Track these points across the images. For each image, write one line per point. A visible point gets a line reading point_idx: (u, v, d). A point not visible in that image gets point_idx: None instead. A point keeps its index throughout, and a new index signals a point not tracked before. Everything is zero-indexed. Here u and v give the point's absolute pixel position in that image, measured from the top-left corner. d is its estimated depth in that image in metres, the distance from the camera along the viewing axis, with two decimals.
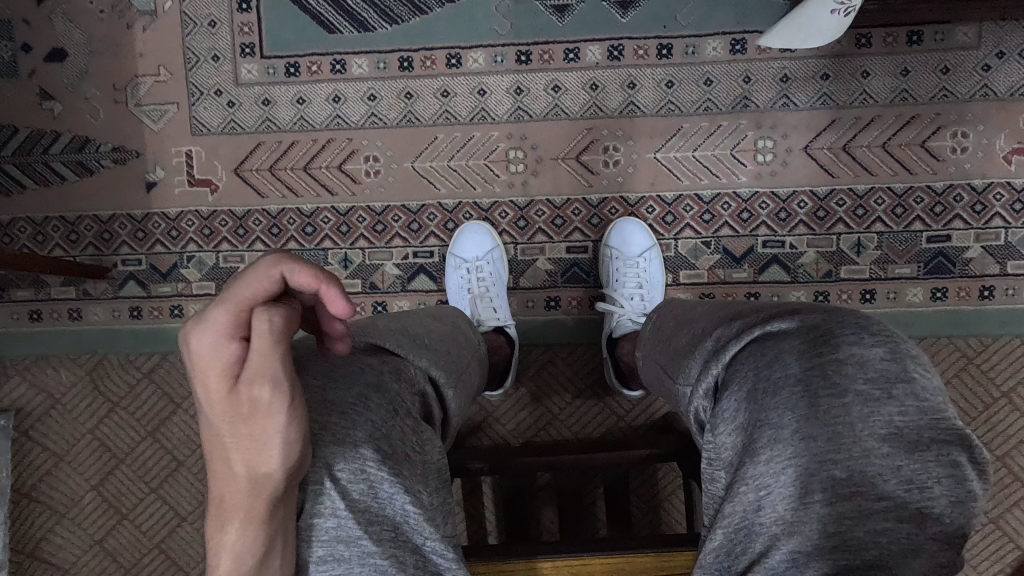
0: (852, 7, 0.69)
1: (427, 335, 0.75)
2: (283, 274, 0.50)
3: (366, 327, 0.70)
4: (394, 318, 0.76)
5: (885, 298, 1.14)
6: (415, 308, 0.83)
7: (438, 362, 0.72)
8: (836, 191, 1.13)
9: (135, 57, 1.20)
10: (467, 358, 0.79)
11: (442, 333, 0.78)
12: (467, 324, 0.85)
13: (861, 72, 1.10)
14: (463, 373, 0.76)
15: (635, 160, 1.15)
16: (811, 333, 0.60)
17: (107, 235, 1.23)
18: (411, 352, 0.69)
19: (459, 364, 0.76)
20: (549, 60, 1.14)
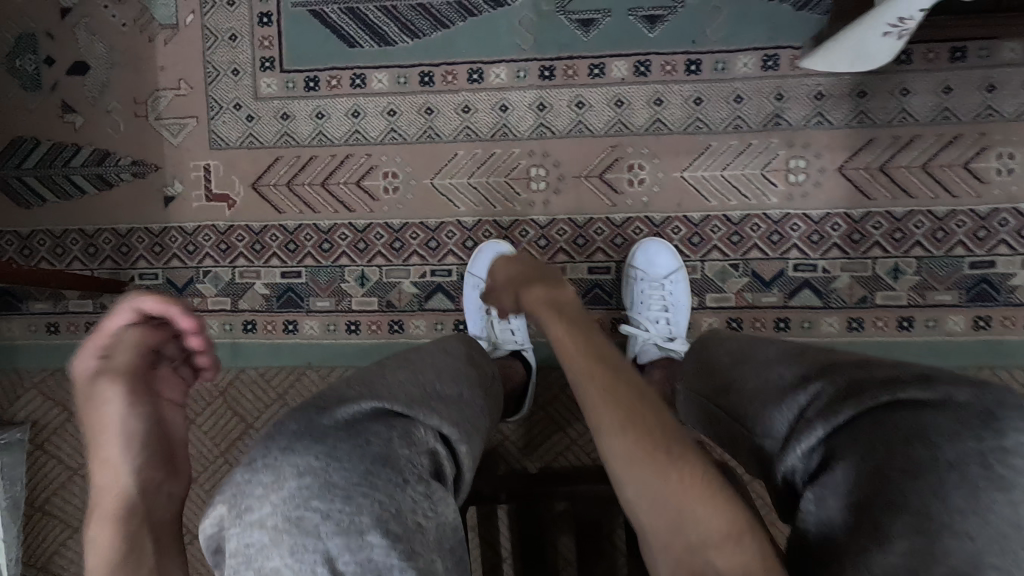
0: (905, 31, 0.76)
1: (437, 383, 0.68)
2: (135, 305, 0.69)
3: (376, 382, 0.65)
4: (407, 363, 0.70)
5: (924, 326, 1.09)
6: (426, 346, 0.76)
7: (452, 416, 0.65)
8: (872, 213, 1.08)
9: (156, 70, 1.19)
10: (482, 403, 0.71)
11: (455, 378, 0.70)
12: (479, 359, 0.79)
13: (900, 89, 1.06)
14: (477, 423, 0.68)
15: (661, 179, 1.11)
16: (975, 405, 0.52)
17: (124, 248, 1.22)
18: (420, 410, 0.63)
19: (473, 413, 0.68)
20: (574, 75, 1.11)
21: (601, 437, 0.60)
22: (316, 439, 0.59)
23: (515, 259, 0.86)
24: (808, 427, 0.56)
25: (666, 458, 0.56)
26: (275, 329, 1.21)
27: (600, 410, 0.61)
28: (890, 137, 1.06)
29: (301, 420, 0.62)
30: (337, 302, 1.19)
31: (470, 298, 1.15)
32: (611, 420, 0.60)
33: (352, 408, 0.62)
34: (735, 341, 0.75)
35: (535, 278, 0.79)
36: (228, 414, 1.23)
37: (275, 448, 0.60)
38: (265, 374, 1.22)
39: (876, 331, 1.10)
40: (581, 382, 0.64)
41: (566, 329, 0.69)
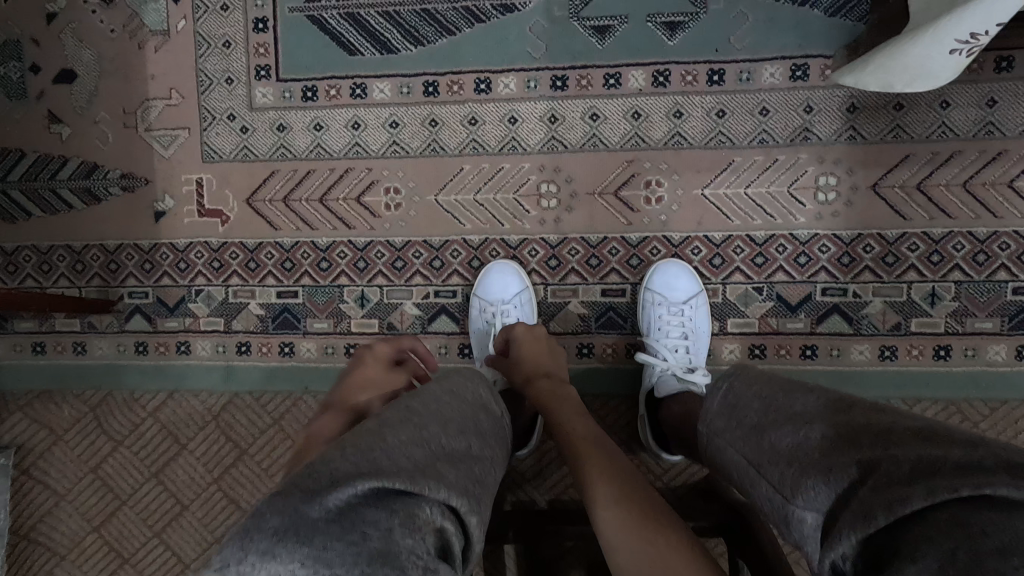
0: (974, 47, 0.69)
1: (443, 438, 0.60)
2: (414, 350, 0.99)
3: (372, 449, 0.54)
4: (406, 416, 0.60)
5: (963, 355, 1.01)
6: (427, 388, 0.67)
7: (458, 482, 0.56)
8: (908, 234, 1.00)
9: (146, 79, 1.13)
10: (488, 457, 0.64)
11: (462, 430, 0.63)
12: (477, 407, 0.69)
13: (940, 101, 0.98)
14: (486, 481, 0.61)
15: (680, 196, 1.04)
16: None
17: (113, 265, 1.16)
18: (424, 483, 0.52)
19: (481, 471, 0.61)
20: (588, 86, 1.04)
21: (598, 510, 0.69)
22: (302, 537, 0.46)
23: (537, 338, 0.98)
24: (868, 513, 0.43)
25: (654, 527, 0.66)
26: (270, 351, 1.15)
27: (600, 487, 0.71)
28: (929, 153, 0.99)
29: (280, 509, 0.48)
30: (336, 323, 1.13)
31: (477, 324, 1.09)
32: (608, 494, 0.69)
33: (342, 493, 0.48)
34: (764, 383, 0.67)
35: (542, 367, 0.93)
36: (222, 440, 1.17)
37: (253, 551, 0.46)
38: (260, 399, 1.16)
39: (911, 360, 1.02)
40: (579, 461, 0.75)
41: (569, 409, 0.83)
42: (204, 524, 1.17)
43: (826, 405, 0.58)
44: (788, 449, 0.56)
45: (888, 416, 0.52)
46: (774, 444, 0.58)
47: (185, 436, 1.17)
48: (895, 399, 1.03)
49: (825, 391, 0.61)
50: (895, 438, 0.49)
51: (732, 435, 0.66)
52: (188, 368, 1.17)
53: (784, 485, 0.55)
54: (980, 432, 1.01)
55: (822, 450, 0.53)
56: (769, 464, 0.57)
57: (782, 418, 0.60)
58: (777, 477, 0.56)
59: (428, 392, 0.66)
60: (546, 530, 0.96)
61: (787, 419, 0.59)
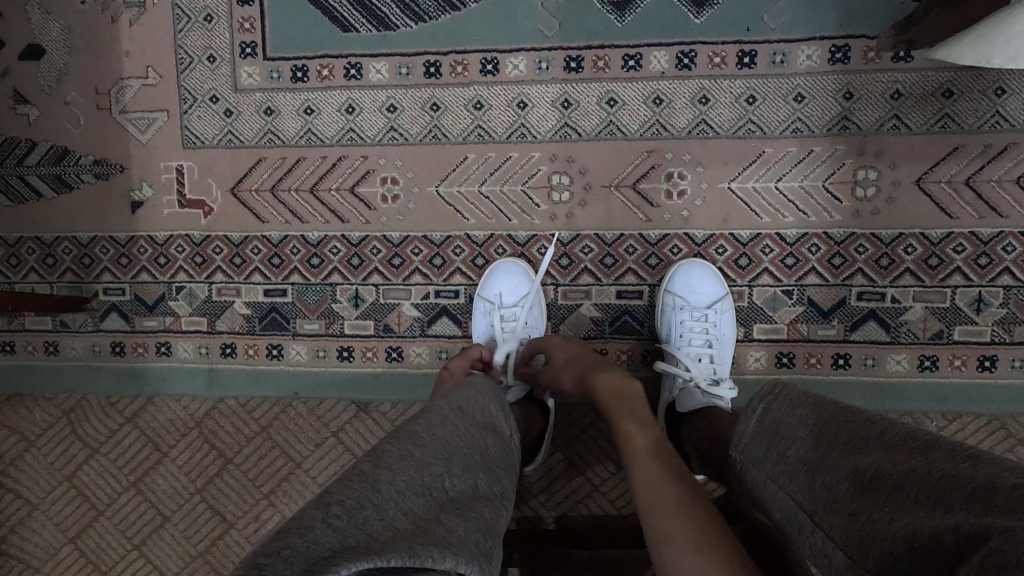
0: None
1: (448, 480, 0.53)
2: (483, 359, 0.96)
3: (362, 510, 0.46)
4: (408, 453, 0.53)
5: (1009, 367, 0.93)
6: (434, 408, 0.59)
7: (468, 539, 0.50)
8: (954, 234, 0.92)
9: (121, 56, 1.03)
10: (498, 494, 0.58)
11: (468, 466, 0.56)
12: (486, 431, 0.62)
13: (995, 88, 0.89)
14: (497, 525, 0.55)
15: (705, 190, 0.95)
16: None
17: (86, 259, 1.07)
18: (429, 555, 0.45)
19: (492, 514, 0.55)
20: (605, 68, 0.95)
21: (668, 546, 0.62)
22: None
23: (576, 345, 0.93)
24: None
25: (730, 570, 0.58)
26: (257, 353, 1.06)
27: (668, 520, 0.63)
28: (980, 146, 0.90)
29: None
30: (328, 324, 1.04)
31: (483, 327, 1.01)
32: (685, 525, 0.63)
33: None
34: (811, 407, 0.60)
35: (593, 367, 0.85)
36: (206, 448, 1.08)
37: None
38: (246, 404, 1.08)
39: (952, 372, 0.94)
40: (645, 485, 0.68)
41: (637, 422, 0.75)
42: (187, 537, 1.07)
43: (895, 445, 0.51)
44: (851, 495, 0.51)
45: (982, 467, 0.45)
46: (830, 488, 0.53)
47: (167, 443, 1.08)
48: (935, 414, 0.95)
49: (889, 423, 0.55)
50: (998, 500, 0.42)
51: (777, 468, 0.59)
52: (169, 371, 1.08)
53: (850, 544, 0.49)
54: None
55: (898, 505, 0.47)
56: (825, 513, 0.52)
57: (841, 457, 0.54)
58: (842, 524, 0.51)
59: (437, 412, 0.59)
60: (553, 555, 0.88)
61: (842, 458, 0.54)
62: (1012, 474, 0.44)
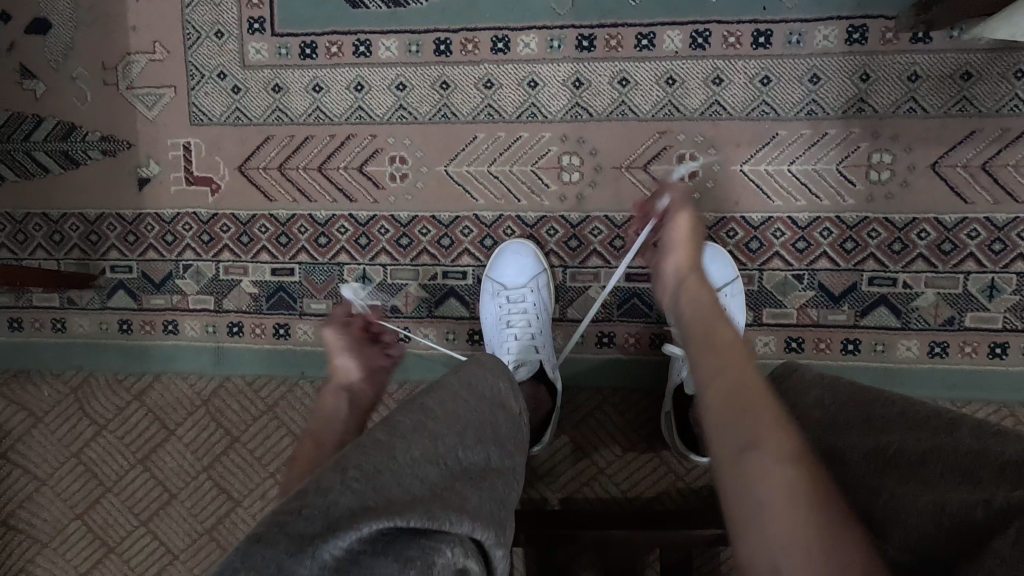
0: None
1: (461, 451, 0.53)
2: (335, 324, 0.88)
3: (380, 473, 0.47)
4: (420, 424, 0.52)
5: (1020, 354, 0.93)
6: (444, 383, 0.58)
7: (483, 508, 0.49)
8: (968, 219, 0.91)
9: (127, 31, 1.02)
10: (510, 468, 0.57)
11: (481, 439, 0.55)
12: (499, 407, 0.61)
13: (1014, 71, 0.88)
14: (510, 499, 0.54)
15: (717, 172, 0.94)
16: None
17: (94, 237, 1.07)
18: (449, 519, 0.46)
19: (505, 487, 0.54)
20: (617, 47, 0.93)
21: (754, 454, 0.47)
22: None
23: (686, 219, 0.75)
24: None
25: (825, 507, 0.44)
26: (264, 333, 1.06)
27: (754, 424, 0.49)
28: (997, 130, 0.89)
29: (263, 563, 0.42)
30: (335, 304, 1.04)
31: (491, 308, 0.99)
32: (775, 441, 0.48)
33: (337, 543, 0.42)
34: (829, 388, 0.60)
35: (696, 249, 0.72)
36: (212, 426, 1.08)
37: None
38: (252, 383, 1.08)
39: (962, 359, 0.93)
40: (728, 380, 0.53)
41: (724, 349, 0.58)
42: (194, 515, 1.08)
43: (917, 424, 0.51)
44: (872, 470, 0.51)
45: (1004, 446, 0.45)
46: (851, 466, 0.53)
47: (174, 421, 1.09)
48: (944, 400, 0.94)
49: (909, 401, 0.55)
50: None
51: None
52: (176, 349, 1.08)
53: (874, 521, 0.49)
54: None
55: (923, 482, 0.47)
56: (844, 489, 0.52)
57: (860, 437, 0.54)
58: (864, 500, 0.51)
59: (445, 387, 0.57)
60: (559, 535, 0.89)
61: (861, 435, 0.54)
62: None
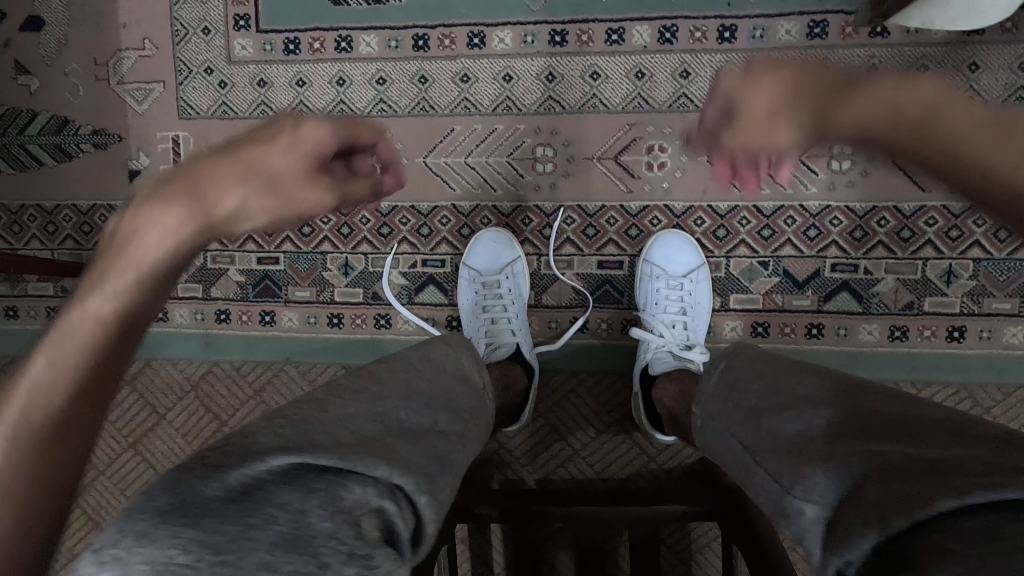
0: None
1: (403, 412, 0.57)
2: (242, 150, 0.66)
3: (306, 421, 0.53)
4: (363, 387, 0.58)
5: (977, 337, 0.96)
6: (402, 355, 0.64)
7: (409, 458, 0.53)
8: (926, 208, 0.94)
9: (118, 27, 1.06)
10: (457, 432, 0.60)
11: (427, 403, 0.60)
12: (452, 379, 0.65)
13: (968, 64, 0.91)
14: (452, 457, 0.57)
15: (685, 163, 0.97)
16: None
17: (86, 227, 1.10)
18: (359, 461, 0.50)
19: (446, 447, 0.57)
20: (588, 42, 0.97)
21: None
22: (190, 519, 0.43)
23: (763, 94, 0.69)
24: (883, 518, 0.42)
25: None
26: (251, 320, 1.10)
27: None
28: None
29: (173, 487, 0.46)
30: (319, 292, 1.08)
31: (467, 295, 1.04)
32: None
33: (245, 471, 0.47)
34: (770, 363, 0.64)
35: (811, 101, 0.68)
36: (201, 410, 1.12)
37: (130, 534, 0.43)
38: (240, 368, 1.11)
39: (921, 342, 0.97)
40: None
41: (854, 121, 0.68)
42: None
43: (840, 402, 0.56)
44: (790, 437, 0.55)
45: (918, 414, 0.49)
46: (774, 430, 0.56)
47: (165, 405, 1.13)
48: (904, 382, 0.98)
49: (833, 375, 0.60)
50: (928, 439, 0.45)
51: (732, 418, 0.62)
52: (166, 336, 1.12)
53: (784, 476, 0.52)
54: (993, 418, 0.97)
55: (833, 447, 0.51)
56: (766, 452, 0.55)
57: (787, 408, 0.58)
58: (780, 459, 0.54)
59: (400, 359, 0.63)
60: (531, 512, 0.92)
61: (788, 405, 0.58)
62: (940, 423, 0.51)
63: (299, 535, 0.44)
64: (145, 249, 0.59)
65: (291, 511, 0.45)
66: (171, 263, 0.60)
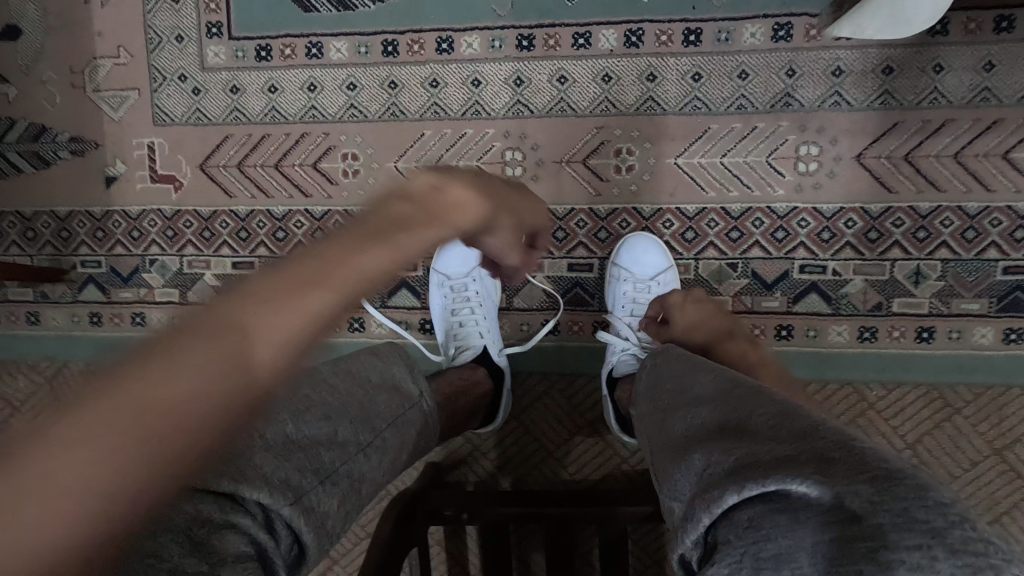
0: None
1: (290, 426, 0.58)
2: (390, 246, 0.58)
3: None
4: None
5: (946, 338, 0.96)
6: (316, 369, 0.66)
7: (275, 473, 0.54)
8: (893, 209, 0.94)
9: (93, 36, 1.07)
10: (360, 442, 0.63)
11: (325, 416, 0.62)
12: (355, 389, 0.67)
13: (933, 65, 0.91)
14: (342, 469, 0.60)
15: (652, 165, 0.98)
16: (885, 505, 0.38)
17: (65, 233, 1.12)
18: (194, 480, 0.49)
19: (334, 459, 0.59)
20: (555, 47, 0.98)
21: None
22: None
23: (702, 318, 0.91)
24: (692, 514, 0.45)
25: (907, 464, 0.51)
26: None
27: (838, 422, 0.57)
28: (919, 122, 0.92)
29: None
30: None
31: (436, 299, 1.04)
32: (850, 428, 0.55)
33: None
34: (686, 361, 0.64)
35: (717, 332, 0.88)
36: None
37: None
38: None
39: (891, 343, 0.97)
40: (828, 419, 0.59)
41: None
42: None
43: (727, 393, 0.55)
44: (678, 435, 0.55)
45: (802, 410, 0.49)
46: (671, 430, 0.57)
47: None
48: (874, 383, 0.98)
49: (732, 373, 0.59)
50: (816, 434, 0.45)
51: (649, 420, 0.63)
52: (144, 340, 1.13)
53: (665, 477, 0.53)
54: (963, 418, 0.97)
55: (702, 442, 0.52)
56: (661, 453, 0.56)
57: (685, 405, 0.58)
58: (667, 462, 0.54)
59: (316, 375, 0.65)
60: (499, 513, 0.93)
61: (685, 403, 0.58)
62: (798, 419, 0.47)
63: (130, 552, 0.44)
64: (257, 357, 0.45)
65: (117, 532, 0.45)
66: (268, 382, 0.46)
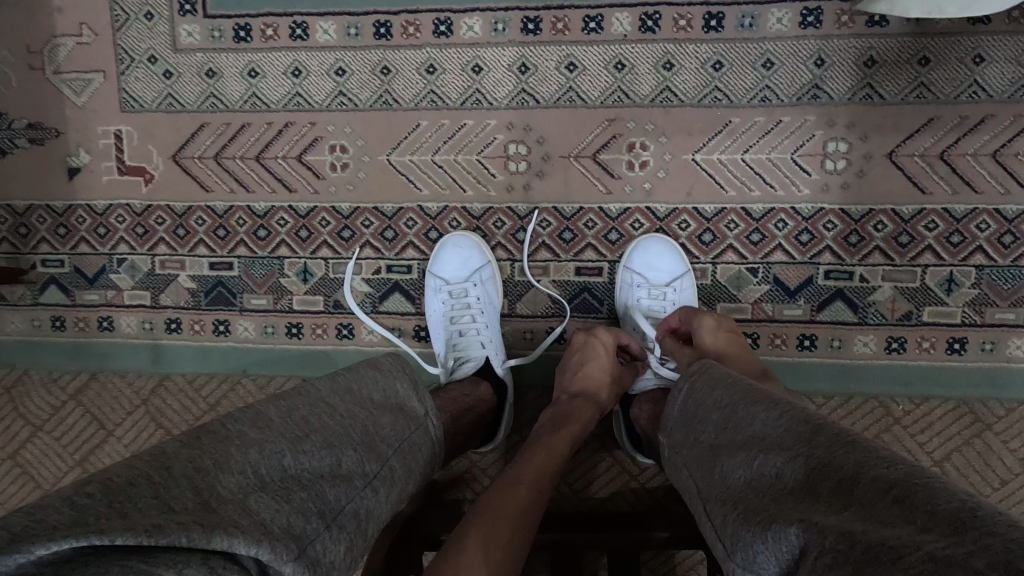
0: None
1: (287, 457, 0.52)
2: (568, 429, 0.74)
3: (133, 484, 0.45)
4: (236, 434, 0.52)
5: (979, 350, 0.90)
6: (306, 389, 0.59)
7: (273, 520, 0.47)
8: (926, 210, 0.87)
9: (52, 12, 0.97)
10: (369, 474, 0.56)
11: (327, 443, 0.55)
12: (357, 409, 0.59)
13: (972, 56, 0.84)
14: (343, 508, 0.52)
15: (668, 161, 0.90)
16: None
17: (24, 229, 1.02)
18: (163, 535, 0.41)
19: (337, 496, 0.52)
20: (564, 31, 0.89)
21: None
22: None
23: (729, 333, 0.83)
24: None
25: None
26: (203, 329, 1.02)
27: None
28: (956, 118, 0.85)
29: None
30: (276, 299, 1.00)
31: (434, 306, 0.96)
32: None
33: None
34: (728, 387, 0.61)
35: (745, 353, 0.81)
36: (152, 427, 1.03)
37: None
38: (193, 382, 1.03)
39: (919, 354, 0.91)
40: None
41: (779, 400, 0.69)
42: None
43: (792, 434, 0.51)
44: (740, 485, 0.51)
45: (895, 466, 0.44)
46: (726, 476, 0.53)
47: (113, 421, 1.04)
48: (901, 398, 0.91)
49: (793, 407, 0.54)
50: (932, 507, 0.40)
51: (690, 455, 0.59)
52: (113, 347, 1.04)
53: (727, 534, 0.49)
54: (994, 435, 0.90)
55: (776, 498, 0.48)
56: (716, 503, 0.52)
57: (735, 448, 0.54)
58: (724, 517, 0.50)
59: (307, 400, 0.57)
60: None
61: (742, 444, 0.54)
62: (894, 477, 0.43)
63: None
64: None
65: None
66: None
